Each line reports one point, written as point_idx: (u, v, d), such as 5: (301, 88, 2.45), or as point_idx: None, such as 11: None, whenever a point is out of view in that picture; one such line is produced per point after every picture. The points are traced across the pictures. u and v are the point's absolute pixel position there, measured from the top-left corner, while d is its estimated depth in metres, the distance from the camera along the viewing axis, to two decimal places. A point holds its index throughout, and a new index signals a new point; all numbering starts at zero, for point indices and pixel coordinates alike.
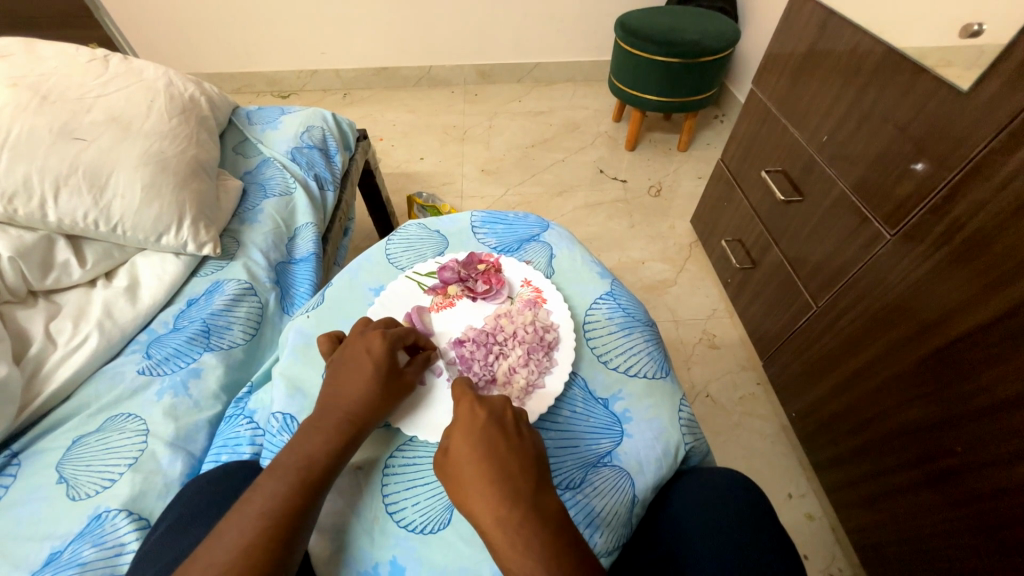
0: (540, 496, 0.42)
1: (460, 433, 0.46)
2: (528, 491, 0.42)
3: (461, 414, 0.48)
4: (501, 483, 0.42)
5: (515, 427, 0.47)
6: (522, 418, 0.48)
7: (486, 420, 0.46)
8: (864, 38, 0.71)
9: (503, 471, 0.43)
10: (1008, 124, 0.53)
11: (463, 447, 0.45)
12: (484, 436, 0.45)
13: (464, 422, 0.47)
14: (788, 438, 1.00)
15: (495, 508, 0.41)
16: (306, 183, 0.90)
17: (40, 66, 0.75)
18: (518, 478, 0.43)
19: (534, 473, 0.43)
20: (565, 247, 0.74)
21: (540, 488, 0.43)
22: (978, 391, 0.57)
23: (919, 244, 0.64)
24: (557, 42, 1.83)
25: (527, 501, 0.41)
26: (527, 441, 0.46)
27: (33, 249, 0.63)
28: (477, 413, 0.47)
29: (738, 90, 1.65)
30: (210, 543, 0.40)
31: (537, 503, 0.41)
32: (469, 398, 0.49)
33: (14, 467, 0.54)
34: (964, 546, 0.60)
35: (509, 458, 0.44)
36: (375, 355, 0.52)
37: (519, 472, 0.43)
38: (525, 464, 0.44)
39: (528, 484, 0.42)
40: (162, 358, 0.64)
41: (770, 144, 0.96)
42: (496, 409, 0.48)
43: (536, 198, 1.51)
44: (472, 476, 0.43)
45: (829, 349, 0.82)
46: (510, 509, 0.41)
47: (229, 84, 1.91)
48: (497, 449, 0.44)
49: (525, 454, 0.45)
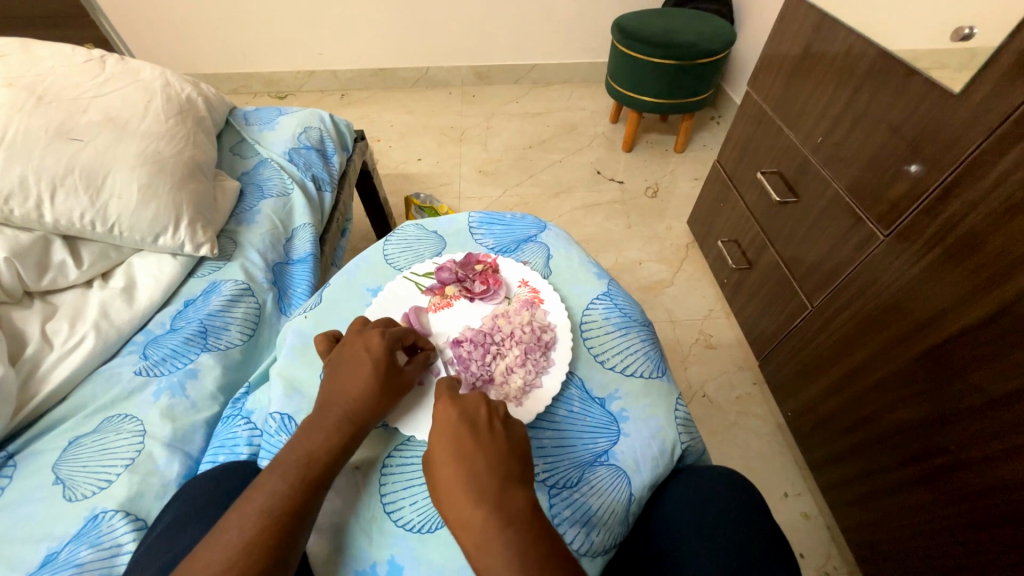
0: (507, 492, 0.42)
1: (434, 433, 0.47)
2: (494, 488, 0.42)
3: (436, 413, 0.48)
4: (468, 481, 0.42)
5: (487, 424, 0.47)
6: (498, 415, 0.48)
7: (458, 418, 0.47)
8: (858, 40, 0.72)
9: (471, 469, 0.43)
10: (1000, 125, 0.54)
11: (437, 446, 0.46)
12: (455, 434, 0.46)
13: (438, 421, 0.47)
14: (784, 438, 1.00)
15: (473, 505, 0.41)
16: (304, 183, 0.90)
17: (37, 66, 0.75)
18: (484, 477, 0.43)
19: (503, 470, 0.43)
20: (562, 247, 0.74)
21: (508, 484, 0.43)
22: (972, 390, 0.57)
23: (913, 244, 0.65)
24: (554, 44, 1.83)
25: (492, 499, 0.41)
26: (499, 438, 0.46)
27: (29, 250, 0.63)
28: (448, 412, 0.47)
29: (734, 91, 1.66)
30: (210, 541, 0.40)
31: (504, 500, 0.41)
32: (444, 397, 0.49)
33: (11, 468, 0.54)
34: (957, 543, 0.60)
35: (477, 455, 0.44)
36: (375, 355, 0.52)
37: (487, 470, 0.43)
38: (493, 461, 0.44)
39: (495, 481, 0.42)
40: (159, 359, 0.64)
41: (765, 146, 0.97)
42: (470, 407, 0.48)
43: (533, 198, 1.51)
44: (443, 476, 0.44)
45: (824, 348, 0.82)
46: (475, 508, 0.41)
47: (227, 85, 1.91)
48: (466, 448, 0.45)
49: (496, 451, 0.45)
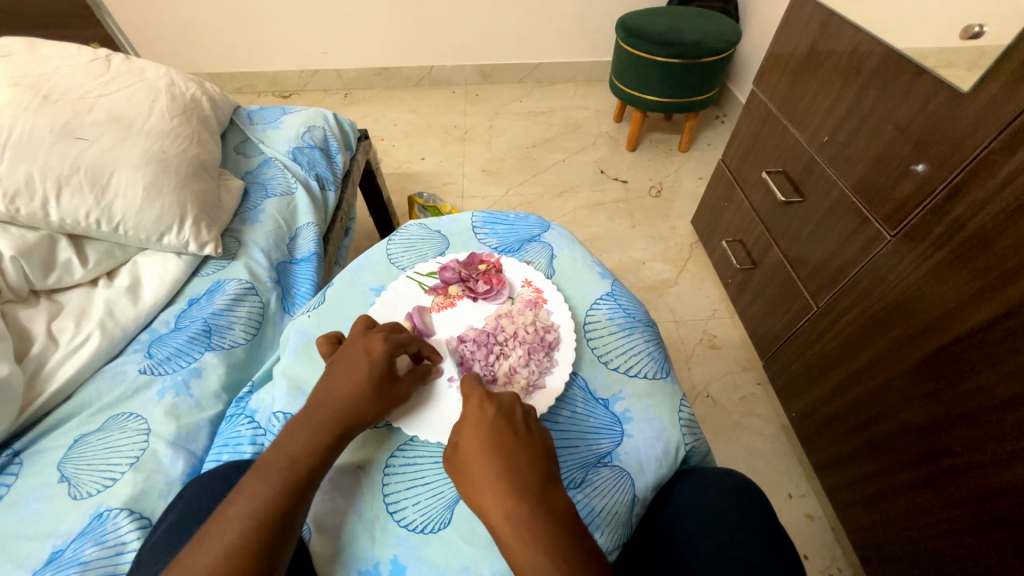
0: (548, 491, 0.42)
1: (469, 428, 0.46)
2: (535, 485, 0.42)
3: (471, 409, 0.48)
4: (508, 477, 0.42)
5: (524, 422, 0.47)
6: (532, 416, 0.48)
7: (496, 415, 0.46)
8: (865, 38, 0.71)
9: (510, 466, 0.43)
10: (1009, 125, 0.53)
11: (473, 441, 0.45)
12: (494, 430, 0.45)
13: (473, 418, 0.47)
14: (788, 439, 1.00)
15: (507, 503, 0.41)
16: (308, 183, 0.90)
17: (42, 66, 0.75)
18: (525, 472, 0.43)
19: (542, 468, 0.43)
20: (566, 247, 0.74)
21: (548, 483, 0.43)
22: (979, 391, 0.56)
23: (919, 245, 0.65)
24: (557, 42, 1.83)
25: (535, 495, 0.41)
26: (536, 436, 0.46)
27: (35, 249, 0.64)
28: (486, 409, 0.47)
29: (738, 90, 1.65)
30: (205, 540, 0.41)
31: (546, 498, 0.41)
32: (479, 395, 0.48)
33: (16, 466, 0.54)
34: (963, 545, 0.60)
35: (518, 452, 0.44)
36: (373, 357, 0.52)
37: (527, 467, 0.43)
38: (533, 458, 0.44)
39: (537, 478, 0.42)
40: (163, 358, 0.64)
41: (771, 145, 0.96)
42: (506, 406, 0.48)
43: (536, 198, 1.51)
44: (480, 470, 0.43)
45: (830, 349, 0.82)
46: (517, 504, 0.41)
47: (231, 84, 1.91)
48: (506, 443, 0.44)
49: (534, 451, 0.44)
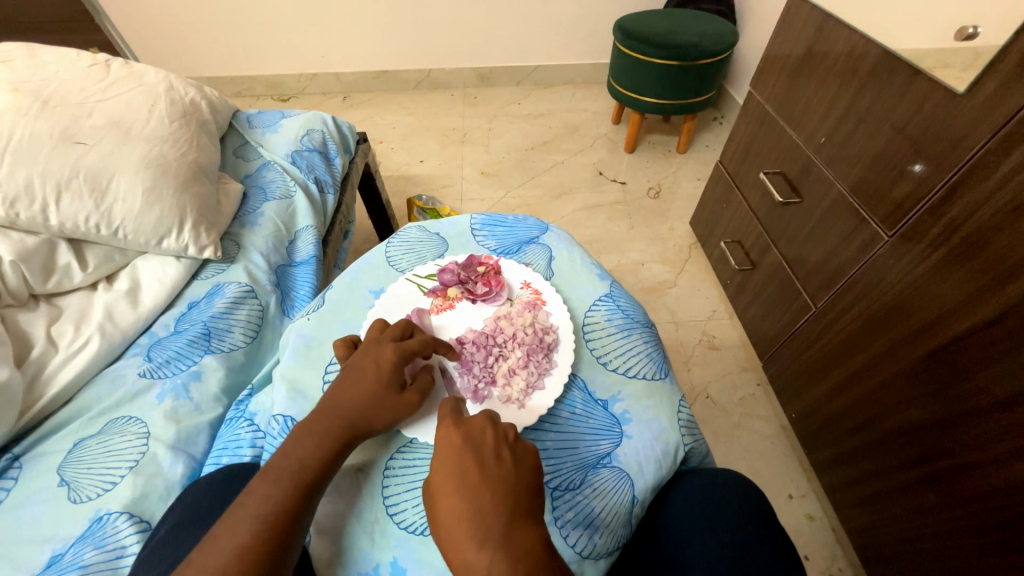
0: (513, 529, 0.41)
1: (439, 462, 0.46)
2: (500, 526, 0.41)
3: (440, 439, 0.47)
4: (473, 518, 0.41)
5: (494, 452, 0.46)
6: (506, 438, 0.47)
7: (463, 447, 0.46)
8: (861, 40, 0.72)
9: (474, 505, 0.42)
10: (1004, 126, 0.54)
11: (441, 478, 0.45)
12: (460, 467, 0.45)
13: (443, 451, 0.46)
14: (788, 439, 1.00)
15: (468, 551, 0.40)
16: (306, 186, 0.91)
17: (43, 71, 0.75)
18: (491, 514, 0.41)
19: (509, 504, 0.42)
20: (564, 248, 0.74)
21: (513, 521, 0.41)
22: (977, 391, 0.57)
23: (917, 245, 0.65)
24: (555, 45, 1.84)
25: (497, 538, 0.40)
26: (507, 466, 0.45)
27: (34, 254, 0.64)
28: (454, 439, 0.47)
29: (735, 91, 1.66)
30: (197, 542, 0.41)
31: (510, 538, 0.40)
32: (448, 422, 0.48)
33: (15, 470, 0.54)
34: (961, 546, 0.60)
35: (483, 489, 0.43)
36: (382, 368, 0.51)
37: (491, 506, 0.42)
38: (500, 494, 0.43)
39: (500, 519, 0.41)
40: (162, 361, 0.64)
41: (769, 147, 0.96)
42: (476, 433, 0.47)
43: (535, 200, 1.51)
44: (447, 508, 0.43)
45: (829, 349, 0.82)
46: (478, 551, 0.40)
47: (230, 88, 1.92)
48: (471, 481, 0.43)
49: (500, 485, 0.43)
